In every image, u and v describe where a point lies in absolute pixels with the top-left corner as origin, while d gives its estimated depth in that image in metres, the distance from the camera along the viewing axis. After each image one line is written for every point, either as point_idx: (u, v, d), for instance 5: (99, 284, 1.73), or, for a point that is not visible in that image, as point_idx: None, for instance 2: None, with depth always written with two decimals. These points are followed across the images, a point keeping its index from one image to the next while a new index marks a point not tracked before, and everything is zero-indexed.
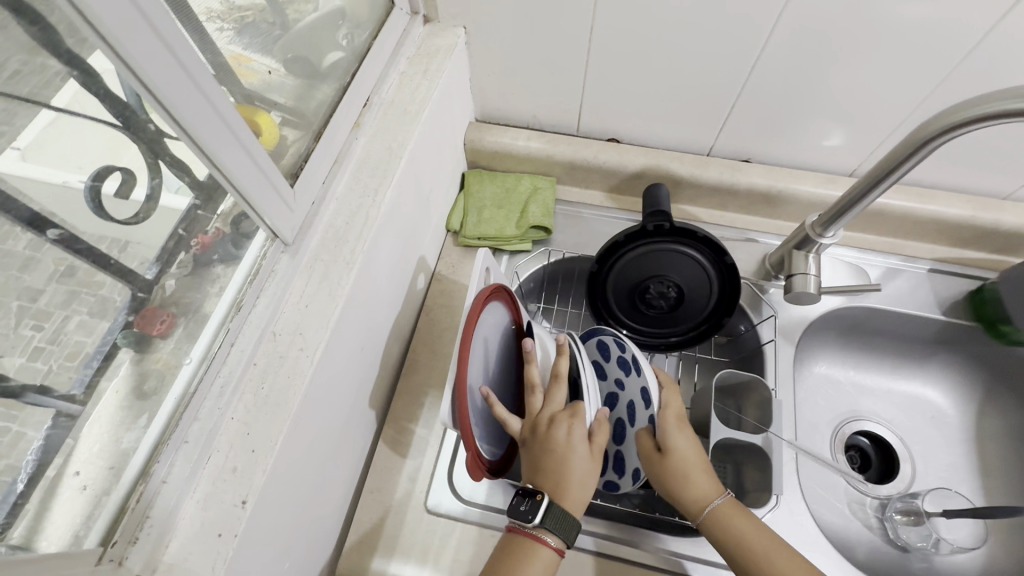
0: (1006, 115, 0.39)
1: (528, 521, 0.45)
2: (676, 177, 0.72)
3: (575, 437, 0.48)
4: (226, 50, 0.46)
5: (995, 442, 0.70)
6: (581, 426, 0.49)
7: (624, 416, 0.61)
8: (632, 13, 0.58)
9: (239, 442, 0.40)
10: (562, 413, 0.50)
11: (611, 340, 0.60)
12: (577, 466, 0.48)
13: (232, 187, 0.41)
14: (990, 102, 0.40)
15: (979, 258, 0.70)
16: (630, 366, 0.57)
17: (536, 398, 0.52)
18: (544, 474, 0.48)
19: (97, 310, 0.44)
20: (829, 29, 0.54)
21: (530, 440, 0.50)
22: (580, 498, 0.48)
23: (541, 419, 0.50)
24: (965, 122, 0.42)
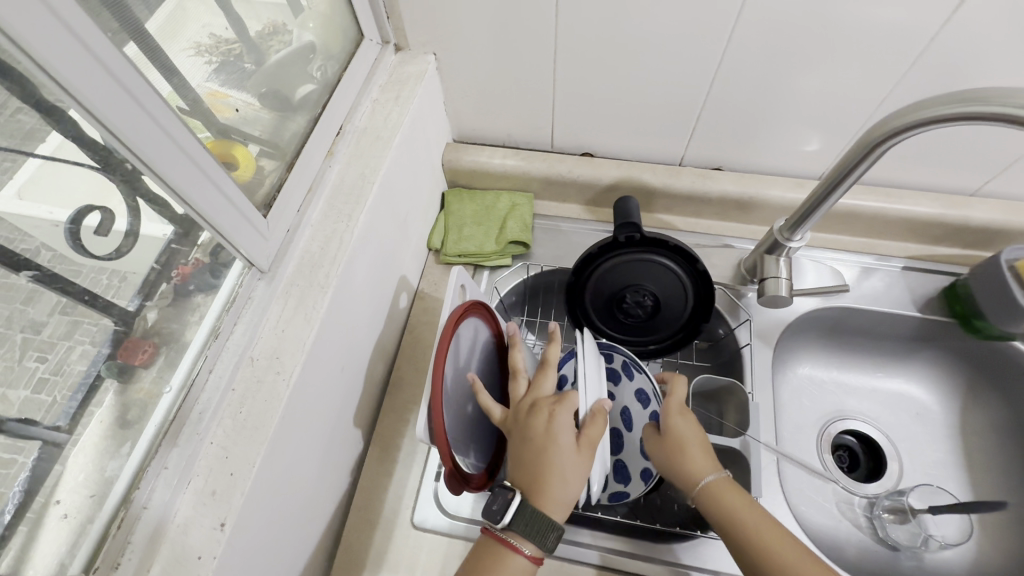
0: (945, 120, 0.41)
1: (497, 522, 0.45)
2: (649, 188, 0.74)
3: (556, 425, 0.48)
4: (201, 87, 0.49)
5: (979, 435, 0.71)
6: (562, 413, 0.49)
7: (619, 425, 0.62)
8: (594, 33, 0.60)
9: (218, 466, 0.41)
10: (545, 401, 0.50)
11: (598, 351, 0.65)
12: (557, 457, 0.47)
13: (206, 224, 0.43)
14: (935, 106, 0.41)
15: (953, 254, 0.71)
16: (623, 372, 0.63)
17: (520, 385, 0.54)
18: (523, 464, 0.48)
19: (98, 340, 0.46)
20: (784, 38, 0.56)
21: (512, 427, 0.50)
22: (562, 497, 0.46)
23: (522, 406, 0.51)
24: (915, 124, 0.43)
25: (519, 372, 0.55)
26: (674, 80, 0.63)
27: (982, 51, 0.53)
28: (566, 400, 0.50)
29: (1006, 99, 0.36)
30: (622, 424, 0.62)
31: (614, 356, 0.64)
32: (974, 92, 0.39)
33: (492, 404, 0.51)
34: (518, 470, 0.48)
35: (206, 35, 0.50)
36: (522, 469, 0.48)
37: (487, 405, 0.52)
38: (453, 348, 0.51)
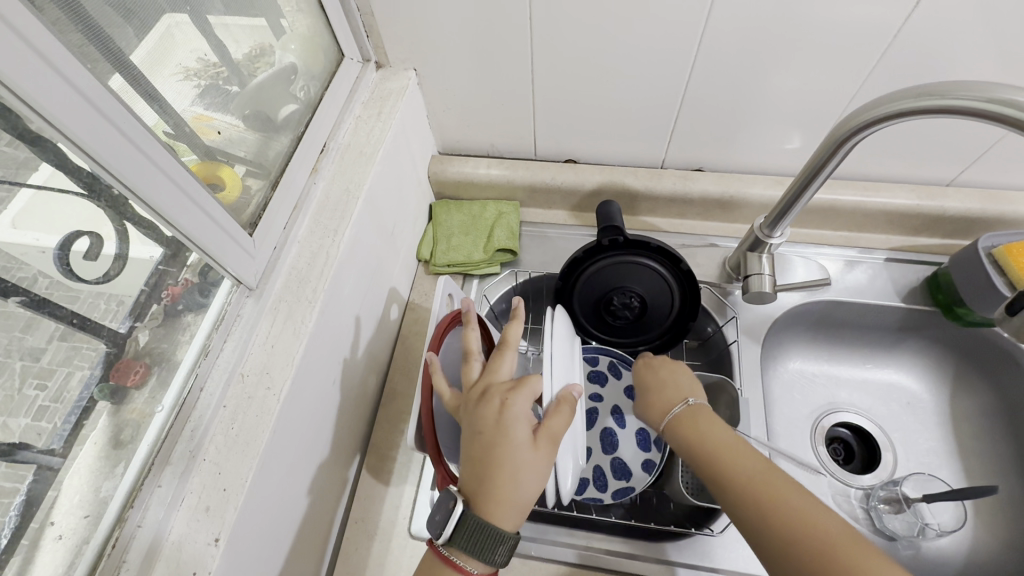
0: (905, 114, 0.42)
1: (439, 536, 0.43)
2: (632, 191, 0.75)
3: (506, 416, 0.45)
4: (186, 111, 0.50)
5: (970, 422, 0.71)
6: (516, 401, 0.46)
7: (610, 424, 0.66)
8: (569, 44, 0.61)
9: (211, 483, 0.42)
10: (499, 387, 0.48)
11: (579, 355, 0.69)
12: (509, 454, 0.44)
13: (193, 244, 0.44)
14: (893, 102, 0.42)
15: (933, 244, 0.72)
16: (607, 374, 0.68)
17: (474, 367, 0.51)
18: (470, 461, 0.45)
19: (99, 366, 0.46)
20: (754, 41, 0.57)
21: (461, 415, 0.47)
22: (508, 499, 0.43)
23: (473, 392, 0.48)
24: (879, 119, 0.44)
25: (472, 353, 0.52)
26: (651, 85, 0.64)
27: (944, 46, 0.54)
28: (525, 386, 0.47)
29: (962, 92, 0.38)
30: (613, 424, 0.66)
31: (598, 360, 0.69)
32: (927, 87, 0.40)
33: (445, 387, 0.48)
34: (465, 466, 0.45)
35: (193, 58, 0.52)
36: (469, 466, 0.45)
37: (442, 389, 0.48)
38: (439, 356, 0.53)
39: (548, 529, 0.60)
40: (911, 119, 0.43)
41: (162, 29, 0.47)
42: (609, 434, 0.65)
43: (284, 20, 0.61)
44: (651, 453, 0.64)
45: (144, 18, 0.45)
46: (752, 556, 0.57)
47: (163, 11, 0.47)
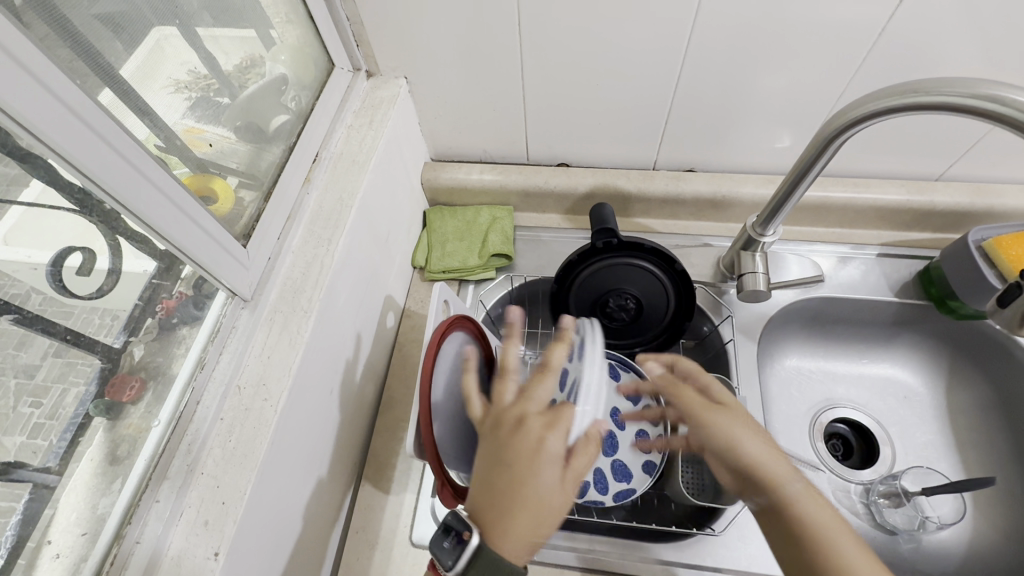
0: (889, 112, 0.43)
1: (448, 567, 0.42)
2: (625, 193, 0.75)
3: (543, 450, 0.46)
4: (177, 125, 0.50)
5: (966, 414, 0.72)
6: (554, 437, 0.46)
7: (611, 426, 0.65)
8: (558, 49, 0.62)
9: (209, 496, 0.41)
10: (536, 417, 0.48)
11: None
12: (537, 488, 0.45)
13: (187, 257, 0.44)
14: (876, 100, 0.43)
15: (924, 238, 0.73)
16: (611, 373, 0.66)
17: (509, 388, 0.53)
18: (489, 488, 0.45)
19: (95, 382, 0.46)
20: (740, 42, 0.58)
21: (491, 440, 0.48)
22: (520, 533, 0.44)
23: (508, 418, 0.49)
24: (861, 118, 0.45)
25: (510, 374, 0.54)
26: (640, 88, 0.65)
27: (928, 42, 0.55)
28: (560, 418, 0.47)
29: (946, 88, 0.38)
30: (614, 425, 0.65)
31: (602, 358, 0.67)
32: (909, 85, 0.41)
33: (478, 405, 0.52)
34: (479, 490, 0.46)
35: (184, 71, 0.52)
36: (487, 494, 0.45)
37: (474, 405, 0.52)
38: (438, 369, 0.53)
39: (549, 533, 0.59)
40: (893, 117, 0.44)
41: (151, 43, 0.47)
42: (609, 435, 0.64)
43: (273, 31, 0.61)
44: (652, 454, 0.63)
45: (133, 33, 0.45)
46: (753, 555, 0.57)
47: (152, 24, 0.48)
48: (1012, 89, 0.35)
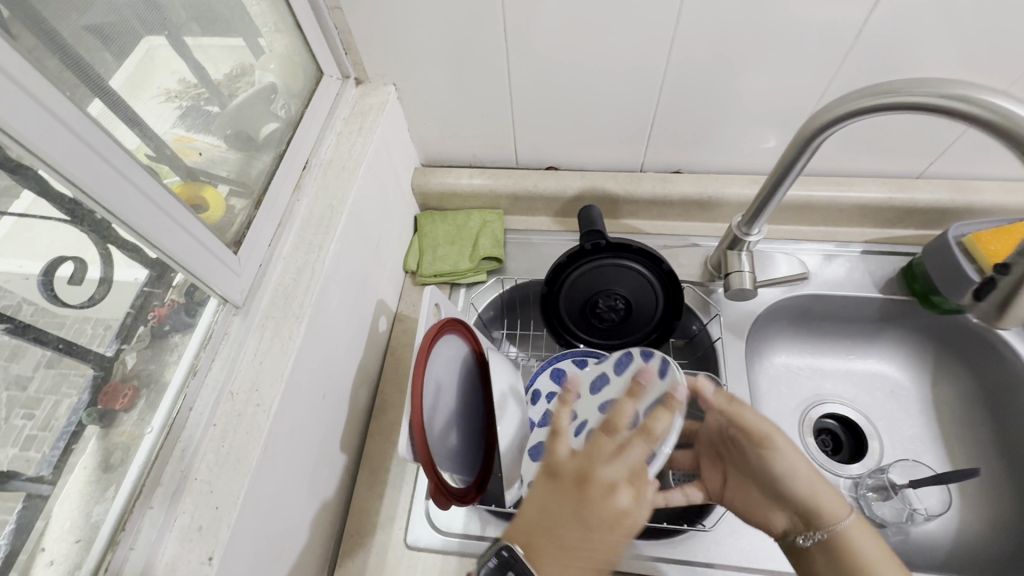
0: (863, 112, 0.44)
1: None
2: (613, 196, 0.76)
3: (627, 521, 0.45)
4: (168, 134, 0.50)
5: (952, 407, 0.73)
6: (641, 509, 0.46)
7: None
8: (544, 54, 0.63)
9: (203, 501, 0.42)
10: (627, 485, 0.46)
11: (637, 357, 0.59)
12: (610, 553, 0.45)
13: (179, 266, 0.45)
14: (850, 102, 0.44)
15: (908, 235, 0.74)
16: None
17: (604, 443, 0.48)
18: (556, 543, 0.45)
19: (88, 391, 0.46)
20: (722, 46, 0.59)
21: (574, 499, 0.46)
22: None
23: (597, 479, 0.46)
24: (836, 120, 0.46)
25: (611, 428, 0.50)
26: (625, 91, 0.66)
27: (904, 43, 0.56)
28: (648, 491, 0.46)
29: (925, 88, 0.40)
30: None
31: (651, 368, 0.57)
32: (883, 85, 0.42)
33: (564, 451, 0.49)
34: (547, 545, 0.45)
35: (174, 80, 0.53)
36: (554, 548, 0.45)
37: (560, 450, 0.49)
38: (428, 371, 0.55)
39: None
40: (867, 117, 0.45)
41: (140, 56, 0.48)
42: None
43: (261, 40, 0.62)
44: None
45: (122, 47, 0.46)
46: (745, 550, 0.57)
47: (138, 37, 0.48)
48: (979, 91, 0.37)
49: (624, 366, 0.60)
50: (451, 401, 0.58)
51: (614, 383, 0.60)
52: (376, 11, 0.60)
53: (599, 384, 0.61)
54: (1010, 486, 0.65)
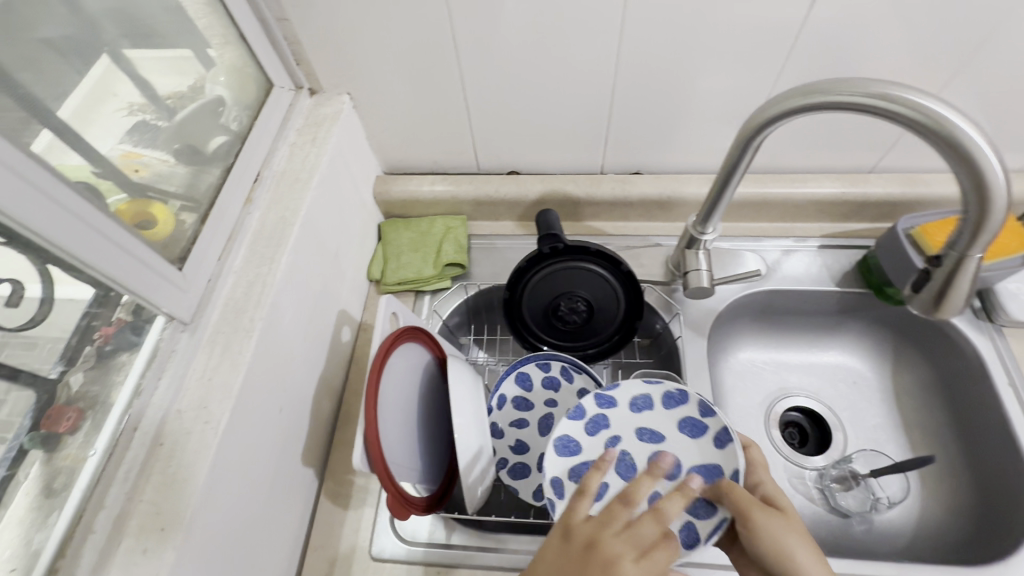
0: (784, 116, 0.45)
1: None
2: (574, 198, 0.77)
3: None
4: (113, 150, 0.52)
5: (911, 396, 0.74)
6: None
7: (659, 486, 0.54)
8: (495, 61, 0.63)
9: (149, 523, 0.41)
10: (633, 554, 0.41)
11: (694, 404, 0.56)
12: None
13: (121, 287, 0.44)
14: (773, 107, 0.45)
15: (863, 229, 0.76)
16: (711, 450, 0.54)
17: (615, 512, 0.43)
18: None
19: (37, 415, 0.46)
20: (668, 49, 0.60)
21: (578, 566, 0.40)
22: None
23: (602, 546, 0.41)
24: (765, 124, 0.46)
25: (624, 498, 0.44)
26: (578, 96, 0.67)
27: (844, 43, 0.57)
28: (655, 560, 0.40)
29: (868, 89, 0.40)
30: (666, 484, 0.53)
31: (707, 426, 0.55)
32: (801, 89, 0.43)
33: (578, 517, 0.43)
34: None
35: (138, 94, 0.57)
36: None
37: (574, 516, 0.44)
38: (386, 380, 0.55)
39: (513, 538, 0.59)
40: (788, 121, 0.46)
41: (97, 73, 0.53)
42: (656, 498, 0.53)
43: (211, 51, 0.61)
44: None
45: (31, 77, 0.46)
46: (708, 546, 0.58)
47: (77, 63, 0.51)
48: (897, 88, 0.39)
49: (676, 403, 0.57)
50: (410, 408, 0.57)
51: (659, 413, 0.57)
52: (323, 22, 0.60)
53: (641, 404, 0.58)
54: (967, 472, 0.66)
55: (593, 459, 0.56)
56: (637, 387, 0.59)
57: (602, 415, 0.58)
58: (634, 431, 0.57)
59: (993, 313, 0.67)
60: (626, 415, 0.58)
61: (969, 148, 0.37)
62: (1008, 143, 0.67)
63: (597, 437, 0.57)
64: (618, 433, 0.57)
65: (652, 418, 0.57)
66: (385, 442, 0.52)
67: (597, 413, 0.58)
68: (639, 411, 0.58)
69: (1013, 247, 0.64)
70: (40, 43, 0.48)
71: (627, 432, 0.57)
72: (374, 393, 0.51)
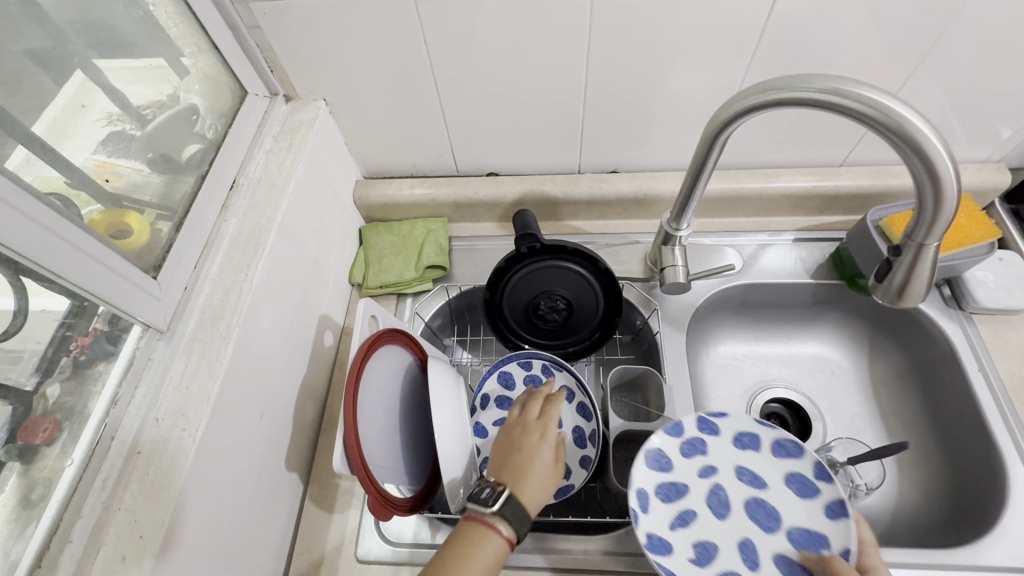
0: (747, 112, 0.46)
1: (488, 506, 0.47)
2: (553, 198, 0.77)
3: (543, 439, 0.54)
4: (88, 160, 0.52)
5: (886, 383, 0.76)
6: (551, 427, 0.55)
7: (751, 534, 0.55)
8: (468, 64, 0.63)
9: (126, 531, 0.42)
10: (533, 422, 0.56)
11: (808, 463, 0.56)
12: (538, 464, 0.52)
13: (97, 299, 0.45)
14: (735, 103, 0.46)
15: (836, 221, 0.77)
16: (820, 518, 0.54)
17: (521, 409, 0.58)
18: (493, 511, 0.47)
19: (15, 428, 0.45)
20: (637, 50, 0.61)
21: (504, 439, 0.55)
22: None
23: (515, 426, 0.56)
24: (729, 121, 0.47)
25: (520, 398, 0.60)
26: (552, 98, 0.68)
27: (807, 41, 0.59)
28: (551, 419, 0.56)
29: (822, 84, 0.41)
30: (759, 534, 0.55)
31: (819, 489, 0.55)
32: (761, 86, 0.44)
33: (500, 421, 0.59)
34: (489, 514, 0.47)
35: (114, 105, 0.57)
36: (488, 523, 0.46)
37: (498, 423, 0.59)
38: (365, 382, 0.55)
39: None
40: (751, 117, 0.47)
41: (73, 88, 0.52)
42: (745, 544, 0.54)
43: (185, 60, 0.61)
44: (588, 449, 0.66)
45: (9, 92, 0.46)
46: None
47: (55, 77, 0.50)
48: (850, 84, 0.40)
49: (787, 455, 0.58)
50: (392, 410, 0.58)
51: (765, 457, 0.58)
52: (295, 29, 0.60)
53: (748, 443, 0.59)
54: (939, 456, 0.68)
55: (685, 482, 0.58)
56: (747, 424, 0.59)
57: (700, 440, 0.59)
58: (734, 468, 0.58)
59: (962, 301, 0.69)
60: (728, 449, 0.59)
61: (917, 140, 0.39)
62: (971, 135, 0.69)
63: (691, 460, 0.59)
64: (715, 464, 0.59)
65: (755, 460, 0.58)
66: (365, 444, 0.52)
67: (696, 436, 0.59)
68: (742, 448, 0.59)
69: (978, 234, 0.65)
70: (24, 55, 0.48)
71: (725, 466, 0.58)
72: (352, 396, 0.51)
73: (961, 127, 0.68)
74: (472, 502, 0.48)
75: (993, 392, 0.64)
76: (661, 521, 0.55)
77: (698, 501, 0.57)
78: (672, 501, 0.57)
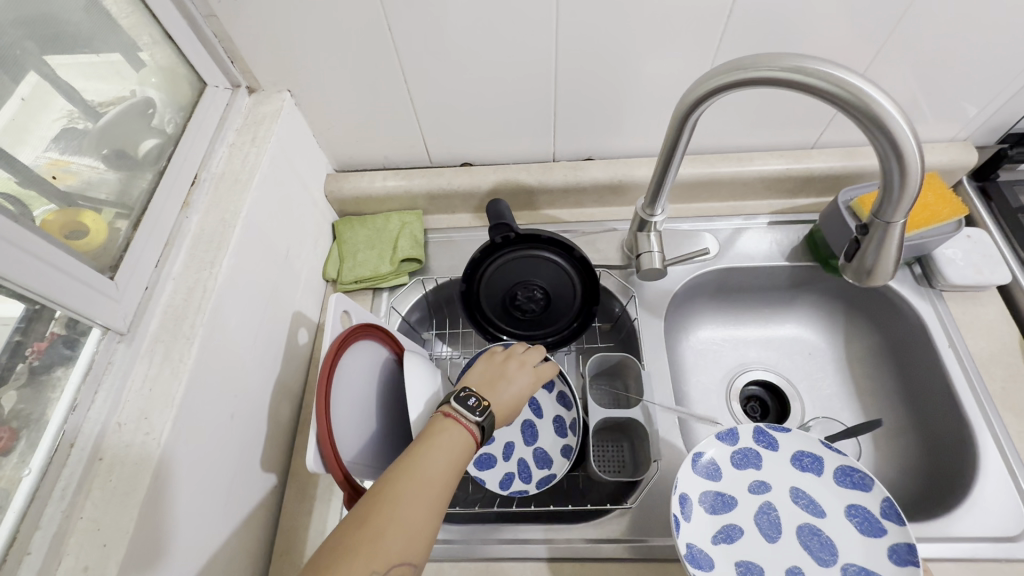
0: (709, 95, 0.46)
1: (473, 414, 0.49)
2: (528, 187, 0.77)
3: (530, 382, 0.57)
4: (40, 158, 0.49)
5: (862, 363, 0.77)
6: (541, 376, 0.58)
7: (800, 562, 0.54)
8: (436, 51, 0.62)
9: (89, 540, 0.41)
10: (528, 364, 0.58)
11: (875, 499, 0.54)
12: (517, 399, 0.55)
13: (53, 304, 0.43)
14: (699, 87, 0.46)
15: (810, 203, 0.78)
16: (882, 559, 0.52)
17: (523, 347, 0.60)
18: (476, 421, 0.49)
19: None
20: (604, 35, 0.60)
21: (497, 362, 0.58)
22: (398, 552, 0.39)
23: (511, 357, 0.59)
24: (692, 108, 0.47)
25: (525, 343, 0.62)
26: (523, 85, 0.66)
27: (773, 23, 0.59)
28: (545, 373, 0.58)
29: (779, 63, 0.41)
30: (810, 564, 0.54)
31: (885, 528, 0.53)
32: (721, 68, 0.44)
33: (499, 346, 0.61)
34: (472, 421, 0.49)
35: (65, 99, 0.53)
36: (467, 427, 0.48)
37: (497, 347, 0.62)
38: (340, 377, 0.54)
39: (481, 528, 0.59)
40: (716, 100, 0.47)
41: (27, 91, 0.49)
42: (794, 572, 0.54)
43: (141, 53, 0.59)
44: (569, 438, 0.65)
45: None
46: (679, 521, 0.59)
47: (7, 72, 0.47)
48: (811, 61, 0.40)
49: (854, 486, 0.56)
50: (368, 402, 0.57)
51: (826, 482, 0.58)
52: (255, 19, 0.58)
53: (809, 464, 0.59)
54: (911, 432, 0.69)
55: (734, 495, 0.58)
56: (811, 445, 0.59)
57: (756, 452, 0.60)
58: (789, 489, 0.58)
59: (933, 279, 0.70)
60: (786, 468, 0.59)
61: (880, 117, 0.38)
62: (936, 114, 0.69)
63: (744, 472, 0.59)
64: (768, 481, 0.59)
65: (813, 483, 0.58)
66: (341, 440, 0.51)
67: (751, 448, 0.60)
68: (801, 469, 0.59)
69: (945, 213, 0.66)
70: None
71: (780, 486, 0.59)
72: (325, 383, 0.50)
73: (927, 106, 0.68)
74: (457, 404, 0.49)
75: (965, 369, 0.65)
76: (703, 532, 0.56)
77: (746, 519, 0.57)
78: (717, 513, 0.57)
